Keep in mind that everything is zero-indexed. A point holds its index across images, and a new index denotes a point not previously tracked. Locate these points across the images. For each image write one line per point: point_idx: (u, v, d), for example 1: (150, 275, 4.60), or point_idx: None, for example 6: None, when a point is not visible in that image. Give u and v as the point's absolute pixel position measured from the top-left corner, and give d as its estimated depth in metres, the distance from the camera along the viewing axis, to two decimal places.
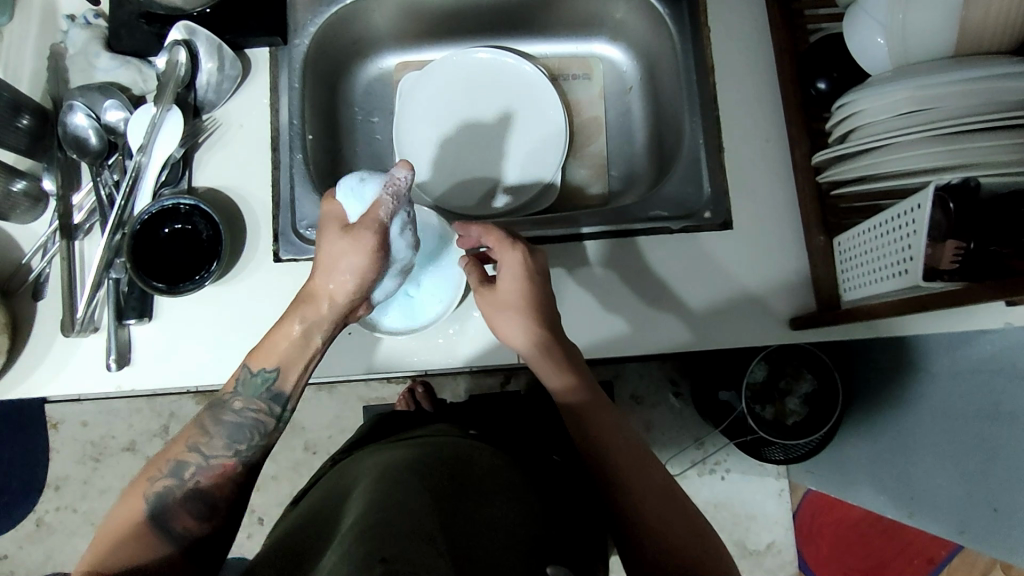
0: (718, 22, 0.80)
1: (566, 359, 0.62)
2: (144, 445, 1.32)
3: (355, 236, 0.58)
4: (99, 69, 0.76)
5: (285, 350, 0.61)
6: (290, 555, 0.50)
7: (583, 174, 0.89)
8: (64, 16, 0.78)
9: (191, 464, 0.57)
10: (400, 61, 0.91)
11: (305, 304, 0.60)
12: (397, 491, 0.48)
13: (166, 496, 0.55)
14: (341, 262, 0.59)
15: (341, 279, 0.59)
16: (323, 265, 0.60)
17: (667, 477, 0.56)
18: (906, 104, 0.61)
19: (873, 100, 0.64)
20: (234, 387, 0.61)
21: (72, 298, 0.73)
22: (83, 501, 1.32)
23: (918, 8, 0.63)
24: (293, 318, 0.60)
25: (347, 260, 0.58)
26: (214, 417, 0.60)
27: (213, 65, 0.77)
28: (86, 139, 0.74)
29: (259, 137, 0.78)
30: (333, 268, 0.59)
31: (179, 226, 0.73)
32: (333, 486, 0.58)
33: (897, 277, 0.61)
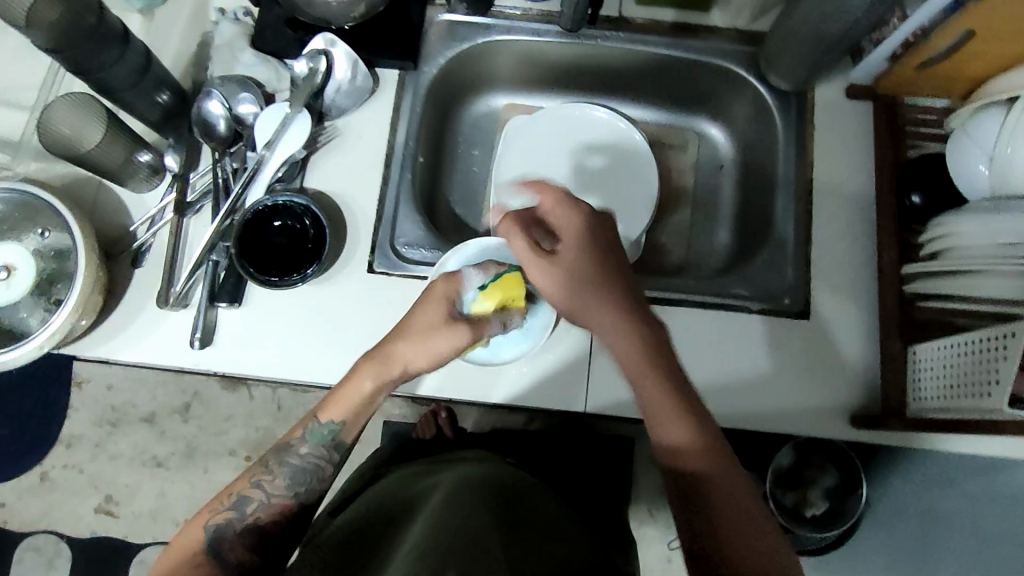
0: (823, 122, 0.84)
1: (640, 335, 0.55)
2: (162, 421, 1.05)
3: (459, 331, 0.61)
4: (241, 63, 0.80)
5: (354, 404, 0.62)
6: (344, 559, 0.53)
7: (663, 239, 0.92)
8: (215, 8, 0.83)
9: (254, 499, 0.60)
10: (509, 102, 0.95)
11: (382, 371, 0.61)
12: (461, 513, 0.51)
13: (226, 528, 0.58)
14: (423, 344, 0.61)
15: (421, 366, 0.61)
16: (414, 344, 0.61)
17: (754, 499, 0.50)
18: (1008, 236, 0.64)
19: (976, 225, 0.66)
20: (303, 432, 0.63)
21: (172, 272, 0.76)
22: None
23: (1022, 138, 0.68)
24: (375, 376, 0.61)
25: (430, 339, 0.61)
26: (279, 458, 0.63)
27: (347, 76, 0.81)
28: (215, 126, 0.78)
29: (374, 152, 0.81)
30: (422, 345, 0.61)
31: (288, 222, 0.76)
32: (391, 497, 0.61)
33: (976, 397, 0.63)
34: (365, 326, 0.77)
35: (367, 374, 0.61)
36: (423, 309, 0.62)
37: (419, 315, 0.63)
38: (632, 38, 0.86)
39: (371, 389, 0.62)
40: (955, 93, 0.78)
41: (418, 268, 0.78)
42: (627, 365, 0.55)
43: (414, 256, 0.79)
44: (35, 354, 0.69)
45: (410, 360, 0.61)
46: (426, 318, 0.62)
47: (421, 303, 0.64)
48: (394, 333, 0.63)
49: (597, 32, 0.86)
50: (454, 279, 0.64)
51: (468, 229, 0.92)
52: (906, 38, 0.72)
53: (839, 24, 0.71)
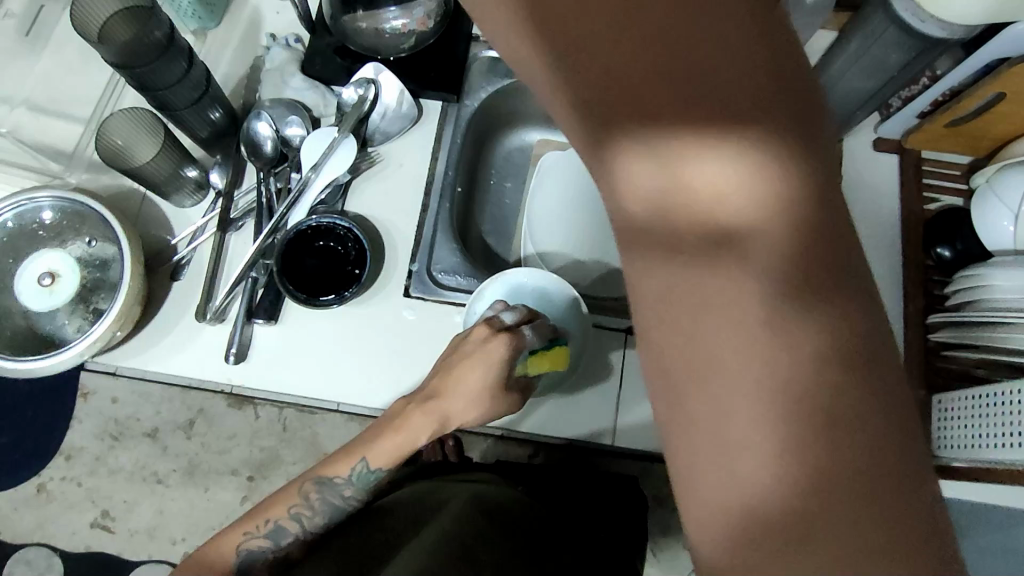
0: (852, 172, 0.86)
1: (665, 183, 0.33)
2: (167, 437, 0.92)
3: (510, 395, 0.69)
4: (290, 87, 0.82)
5: (395, 449, 0.65)
6: (357, 549, 0.61)
7: None
8: (266, 33, 0.85)
9: (289, 531, 0.63)
10: (543, 138, 0.97)
11: (438, 428, 0.66)
12: (474, 521, 0.61)
13: (258, 555, 0.61)
14: (464, 386, 0.66)
15: (470, 421, 0.68)
16: (468, 406, 0.66)
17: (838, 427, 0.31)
18: None
19: (1005, 278, 0.68)
20: (348, 471, 0.64)
21: (211, 287, 0.77)
22: None
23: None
24: (428, 428, 0.66)
25: (473, 380, 0.66)
26: (320, 492, 0.64)
27: (393, 105, 0.83)
28: (262, 146, 0.80)
29: (414, 180, 0.83)
30: (461, 386, 0.66)
31: (329, 244, 0.77)
32: (416, 498, 0.67)
33: (1006, 447, 0.64)
34: (399, 350, 0.78)
35: (422, 428, 0.65)
36: (479, 371, 0.66)
37: (472, 371, 0.66)
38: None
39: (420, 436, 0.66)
40: (979, 151, 0.81)
41: (455, 295, 0.79)
42: (634, 208, 0.34)
43: (450, 283, 0.81)
44: (74, 361, 0.69)
45: (464, 418, 0.67)
46: (479, 380, 0.66)
47: (473, 361, 0.67)
48: (446, 383, 0.67)
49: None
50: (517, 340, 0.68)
51: (498, 259, 0.94)
52: (936, 97, 0.75)
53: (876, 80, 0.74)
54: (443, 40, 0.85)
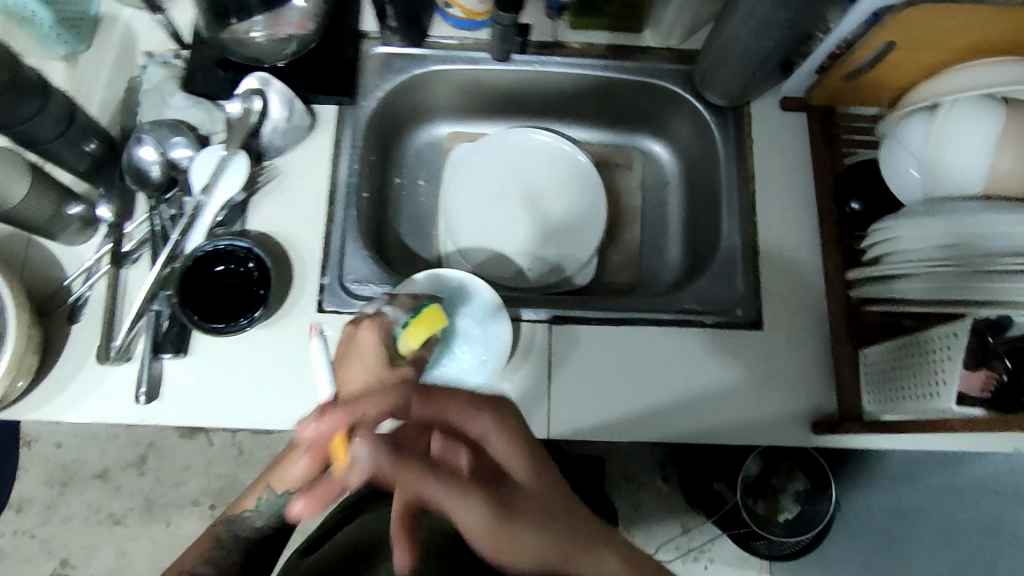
0: (761, 134, 0.85)
1: None
2: (115, 476, 1.19)
3: (402, 369, 0.63)
4: (171, 106, 0.78)
5: (299, 475, 0.59)
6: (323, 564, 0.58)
7: (615, 259, 0.93)
8: (143, 52, 0.81)
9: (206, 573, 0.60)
10: (452, 130, 0.95)
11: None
12: None
13: None
14: (349, 379, 0.63)
15: None
16: (355, 395, 0.62)
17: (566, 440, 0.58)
18: (939, 238, 0.67)
19: (908, 229, 0.68)
20: (254, 502, 0.61)
21: (110, 326, 0.73)
22: None
23: (954, 137, 0.70)
24: None
25: (351, 369, 0.63)
26: (230, 527, 0.62)
27: (283, 115, 0.79)
28: (149, 173, 0.76)
29: (315, 190, 0.80)
30: (343, 383, 0.63)
31: (230, 267, 0.74)
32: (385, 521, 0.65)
33: (923, 397, 0.63)
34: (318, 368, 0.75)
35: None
36: (358, 364, 0.64)
37: (354, 367, 0.65)
38: (568, 61, 0.87)
39: None
40: (881, 100, 0.81)
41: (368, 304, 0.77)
42: None
43: (364, 292, 0.78)
44: None
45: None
46: (361, 370, 0.63)
47: (351, 358, 0.65)
48: (333, 387, 0.64)
49: (521, 58, 0.87)
50: (378, 320, 0.66)
51: (419, 261, 0.91)
52: (833, 50, 0.74)
53: (767, 40, 0.73)
54: (329, 42, 0.83)
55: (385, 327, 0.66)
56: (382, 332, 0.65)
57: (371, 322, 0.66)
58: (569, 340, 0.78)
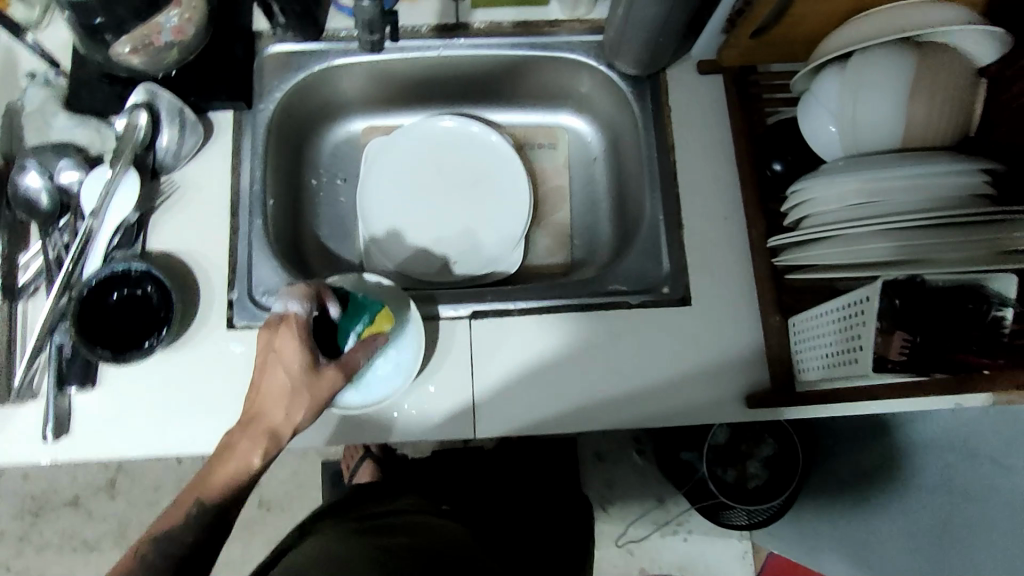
0: (677, 102, 0.82)
1: None
2: (87, 500, 1.36)
3: (328, 374, 0.63)
4: (55, 128, 0.75)
5: (231, 481, 0.59)
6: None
7: (545, 242, 0.90)
8: (24, 73, 0.77)
9: None
10: (367, 125, 0.92)
11: (269, 444, 0.60)
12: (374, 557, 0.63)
13: None
14: (276, 391, 0.61)
15: (304, 423, 0.62)
16: (285, 406, 0.60)
17: None
18: (853, 196, 0.65)
19: (825, 188, 0.67)
20: (185, 517, 0.57)
21: (8, 364, 0.70)
22: (17, 559, 1.34)
23: (865, 89, 0.67)
24: (257, 449, 0.60)
25: (276, 378, 0.61)
26: (152, 547, 0.55)
27: (175, 129, 0.76)
28: (37, 201, 0.73)
29: (217, 202, 0.77)
30: (271, 395, 0.61)
31: (129, 291, 0.71)
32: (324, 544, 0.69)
33: (846, 364, 0.61)
34: (231, 388, 0.72)
35: (250, 447, 0.59)
36: (280, 373, 0.61)
37: (274, 376, 0.61)
38: (473, 42, 0.83)
39: (258, 463, 0.59)
40: (799, 55, 0.77)
41: None
42: None
43: (275, 303, 0.75)
44: None
45: (293, 422, 0.61)
46: (285, 378, 0.61)
47: (270, 366, 0.62)
48: (257, 399, 0.61)
49: (416, 49, 0.83)
50: (294, 322, 0.62)
51: (343, 263, 0.89)
52: (733, 6, 0.72)
53: (665, 4, 0.69)
54: (219, 44, 0.79)
55: (303, 328, 0.62)
56: (303, 333, 0.62)
57: (288, 319, 0.63)
58: (493, 334, 0.76)
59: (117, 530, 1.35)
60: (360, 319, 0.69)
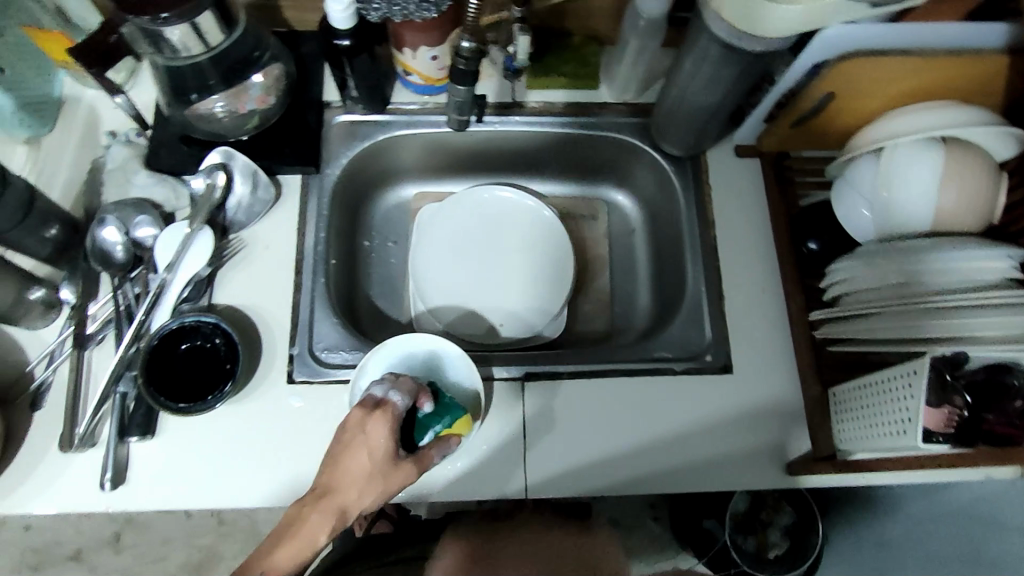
0: (717, 182, 0.88)
1: None
2: (92, 554, 1.32)
3: (405, 466, 0.64)
4: (135, 185, 0.78)
5: (289, 563, 0.55)
6: None
7: (586, 308, 0.94)
8: (106, 133, 0.82)
9: None
10: (419, 191, 0.97)
11: (339, 524, 0.59)
12: None
13: None
14: (356, 470, 0.61)
15: (368, 507, 0.62)
16: (362, 487, 0.60)
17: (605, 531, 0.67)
18: (893, 276, 0.70)
19: (864, 269, 0.72)
20: None
21: (74, 414, 0.72)
22: None
23: (899, 178, 0.72)
24: (326, 527, 0.58)
25: (361, 458, 0.62)
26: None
27: (247, 188, 0.80)
28: (113, 254, 0.76)
29: (282, 260, 0.80)
30: (349, 473, 0.61)
31: (197, 343, 0.73)
32: None
33: (891, 435, 0.64)
34: (288, 442, 0.74)
35: (321, 524, 0.58)
36: (365, 456, 0.62)
37: (356, 455, 0.62)
38: (529, 120, 0.89)
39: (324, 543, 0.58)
40: (832, 146, 0.83)
41: (339, 372, 0.76)
42: None
43: (334, 360, 0.78)
44: None
45: (363, 504, 0.61)
46: (367, 460, 0.62)
47: (355, 444, 0.62)
48: (331, 475, 0.61)
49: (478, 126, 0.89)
50: (390, 411, 0.65)
51: (391, 322, 0.91)
52: (781, 95, 0.76)
53: (717, 94, 0.76)
54: (293, 112, 0.83)
55: (395, 419, 0.65)
56: (393, 423, 0.64)
57: (383, 408, 0.65)
58: (544, 397, 0.79)
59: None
60: (443, 419, 0.71)
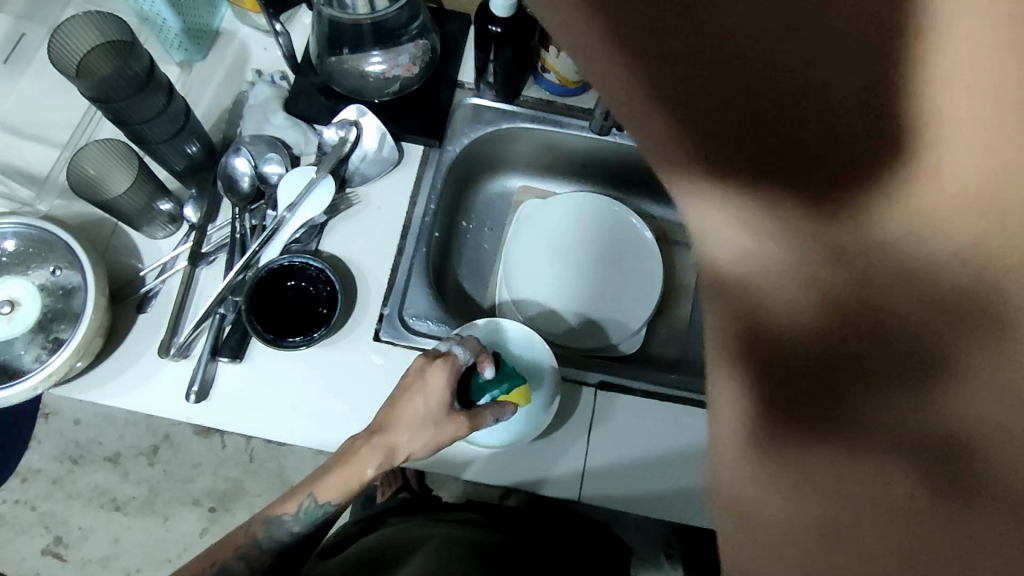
0: None
1: None
2: (126, 460, 1.26)
3: (455, 421, 0.69)
4: (271, 123, 0.82)
5: (344, 485, 0.66)
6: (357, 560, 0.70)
7: (664, 333, 0.94)
8: (252, 69, 0.86)
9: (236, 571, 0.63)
10: (524, 184, 0.98)
11: (386, 457, 0.67)
12: (460, 546, 0.71)
13: None
14: (409, 411, 0.68)
15: (417, 452, 0.68)
16: (413, 430, 0.67)
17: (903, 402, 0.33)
18: None
19: None
20: (295, 506, 0.66)
21: (176, 324, 0.76)
22: (44, 500, 1.30)
23: None
24: (376, 459, 0.66)
25: (414, 398, 0.69)
26: (269, 527, 0.66)
27: (374, 148, 0.83)
28: (239, 182, 0.79)
29: (390, 221, 0.82)
30: (405, 416, 0.68)
31: (302, 284, 0.76)
32: (392, 541, 0.74)
33: None
34: (363, 396, 0.76)
35: (370, 455, 0.66)
36: (419, 400, 0.68)
37: (413, 402, 0.68)
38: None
39: (373, 474, 0.67)
40: None
41: (424, 341, 0.78)
42: None
43: (421, 328, 0.80)
44: (27, 394, 0.67)
45: (411, 445, 0.67)
46: (420, 406, 0.68)
47: (412, 389, 0.69)
48: (388, 414, 0.68)
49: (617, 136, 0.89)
50: (448, 360, 0.71)
51: (471, 304, 0.93)
52: None
53: None
54: (427, 87, 0.86)
55: (452, 368, 0.71)
56: (447, 369, 0.70)
57: (438, 359, 0.71)
58: (615, 409, 0.79)
59: (146, 498, 1.29)
60: (500, 385, 0.73)
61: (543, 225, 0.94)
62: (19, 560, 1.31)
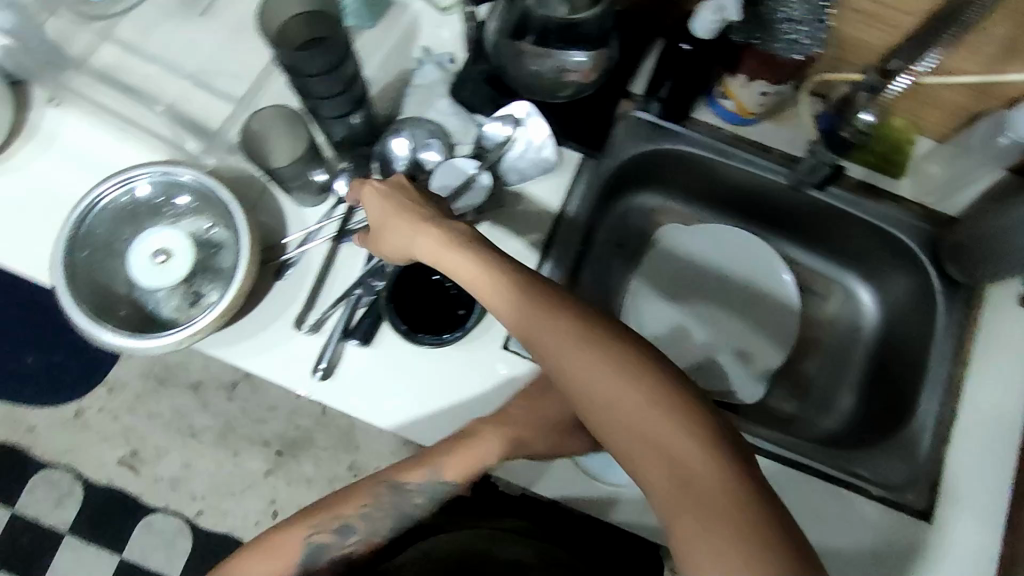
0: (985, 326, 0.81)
1: None
2: (207, 390, 1.35)
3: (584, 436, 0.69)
4: (435, 108, 0.81)
5: (470, 466, 0.62)
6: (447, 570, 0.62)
7: (784, 387, 0.90)
8: (420, 47, 0.84)
9: (326, 546, 0.59)
10: (665, 206, 0.93)
11: (514, 445, 0.65)
12: None
13: None
14: (538, 410, 0.67)
15: (540, 453, 0.67)
16: (542, 434, 0.67)
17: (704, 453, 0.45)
18: None
19: None
20: (422, 477, 0.62)
21: (313, 297, 0.76)
22: (128, 412, 1.34)
23: None
24: (501, 446, 0.64)
25: (549, 405, 0.67)
26: (391, 498, 0.61)
27: (533, 151, 0.79)
28: (394, 163, 0.77)
29: (535, 230, 0.80)
30: (536, 416, 0.67)
31: (442, 280, 0.74)
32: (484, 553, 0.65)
33: None
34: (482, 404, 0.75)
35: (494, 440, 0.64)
36: (553, 402, 0.67)
37: (545, 401, 0.68)
38: (845, 199, 0.83)
39: (497, 452, 0.63)
40: None
41: None
42: None
43: None
44: (171, 347, 0.67)
45: (535, 445, 0.66)
46: (549, 408, 0.68)
47: (529, 392, 0.69)
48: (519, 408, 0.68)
49: (818, 193, 0.83)
50: None
51: None
52: None
53: None
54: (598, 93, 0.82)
55: None
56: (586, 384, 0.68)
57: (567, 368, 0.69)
58: None
59: (219, 430, 1.33)
60: None
61: (681, 255, 0.93)
62: (94, 465, 1.32)
